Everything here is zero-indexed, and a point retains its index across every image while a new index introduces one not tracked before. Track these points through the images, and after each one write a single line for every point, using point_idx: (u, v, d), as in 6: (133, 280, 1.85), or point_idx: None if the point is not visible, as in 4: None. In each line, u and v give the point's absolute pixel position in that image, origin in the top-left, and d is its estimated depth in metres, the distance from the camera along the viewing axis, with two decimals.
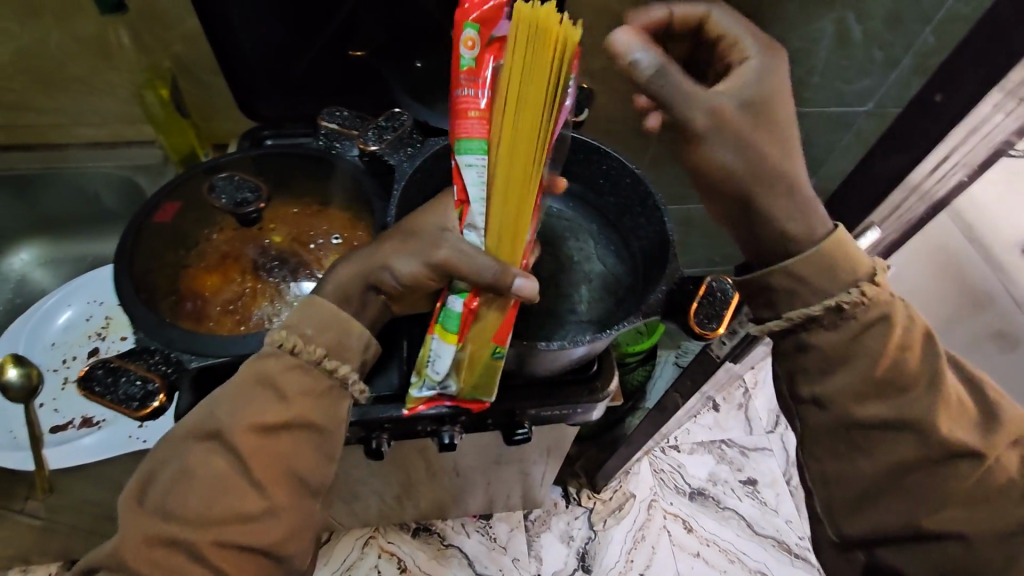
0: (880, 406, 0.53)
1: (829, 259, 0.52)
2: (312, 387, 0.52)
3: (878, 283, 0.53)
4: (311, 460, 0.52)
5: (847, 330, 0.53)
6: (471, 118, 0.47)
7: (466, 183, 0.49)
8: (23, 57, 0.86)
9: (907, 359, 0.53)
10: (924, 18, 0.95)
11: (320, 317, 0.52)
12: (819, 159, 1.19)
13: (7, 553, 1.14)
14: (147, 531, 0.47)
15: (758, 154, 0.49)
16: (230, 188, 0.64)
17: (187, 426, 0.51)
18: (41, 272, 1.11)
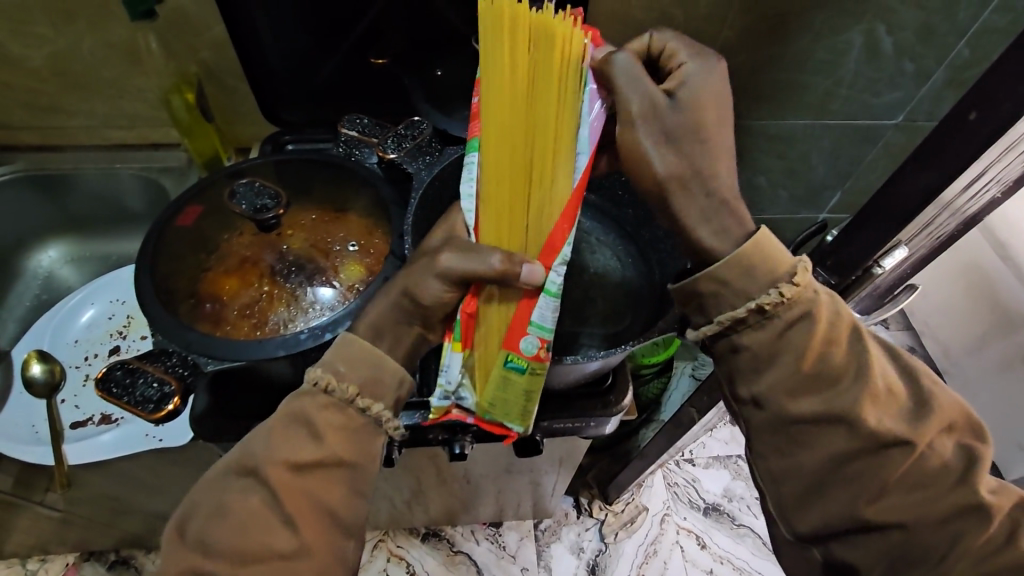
0: (810, 401, 0.50)
1: (745, 259, 0.49)
2: (345, 424, 0.51)
3: (799, 284, 0.49)
4: (341, 496, 0.51)
5: (771, 329, 0.50)
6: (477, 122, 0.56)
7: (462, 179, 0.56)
8: (56, 61, 0.89)
9: (833, 353, 0.50)
10: (958, 31, 0.93)
11: (352, 356, 0.52)
12: (845, 173, 1.16)
13: (28, 542, 1.16)
14: (185, 563, 0.48)
15: (687, 151, 0.49)
16: (250, 195, 0.64)
17: (227, 460, 0.52)
18: (67, 269, 1.14)
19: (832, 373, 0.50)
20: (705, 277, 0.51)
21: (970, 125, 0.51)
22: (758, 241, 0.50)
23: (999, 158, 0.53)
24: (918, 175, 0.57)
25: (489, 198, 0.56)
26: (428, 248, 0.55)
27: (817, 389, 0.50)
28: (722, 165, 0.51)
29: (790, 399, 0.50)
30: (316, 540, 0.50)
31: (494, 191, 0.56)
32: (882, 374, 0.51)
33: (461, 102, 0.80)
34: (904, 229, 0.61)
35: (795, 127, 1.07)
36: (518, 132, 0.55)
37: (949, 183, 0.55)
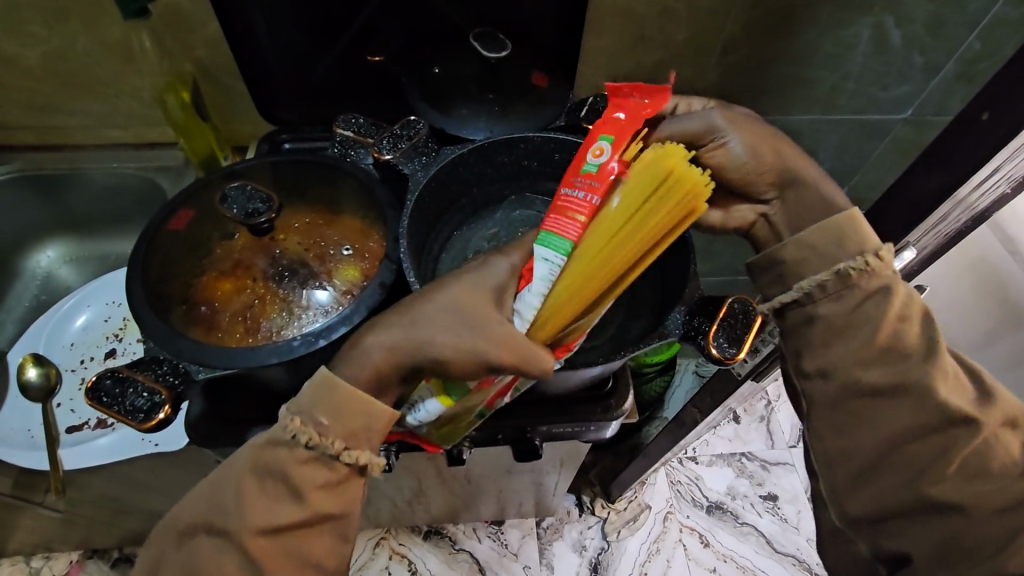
0: (880, 371, 0.52)
1: (834, 227, 0.55)
2: (326, 478, 0.51)
3: (883, 258, 0.54)
4: (325, 547, 0.51)
5: (850, 300, 0.54)
6: (571, 220, 0.49)
7: (537, 272, 0.50)
8: (51, 60, 0.87)
9: (906, 330, 0.52)
10: (969, 23, 0.90)
11: (336, 406, 0.50)
12: (851, 168, 1.14)
13: (31, 541, 1.17)
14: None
15: (765, 146, 0.59)
16: (242, 199, 0.63)
17: (196, 520, 0.51)
18: (66, 269, 1.13)
19: (905, 349, 0.52)
20: (794, 246, 0.56)
21: (982, 127, 0.51)
22: (852, 216, 0.55)
23: (1016, 151, 0.50)
24: (932, 175, 0.56)
25: (551, 304, 0.51)
26: (464, 302, 0.51)
27: (888, 359, 0.52)
28: (793, 152, 0.60)
29: (860, 368, 0.52)
30: None
31: (559, 297, 0.50)
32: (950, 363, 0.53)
33: (460, 99, 0.79)
34: (916, 229, 0.59)
35: (802, 123, 1.05)
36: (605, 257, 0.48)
37: (964, 182, 0.54)
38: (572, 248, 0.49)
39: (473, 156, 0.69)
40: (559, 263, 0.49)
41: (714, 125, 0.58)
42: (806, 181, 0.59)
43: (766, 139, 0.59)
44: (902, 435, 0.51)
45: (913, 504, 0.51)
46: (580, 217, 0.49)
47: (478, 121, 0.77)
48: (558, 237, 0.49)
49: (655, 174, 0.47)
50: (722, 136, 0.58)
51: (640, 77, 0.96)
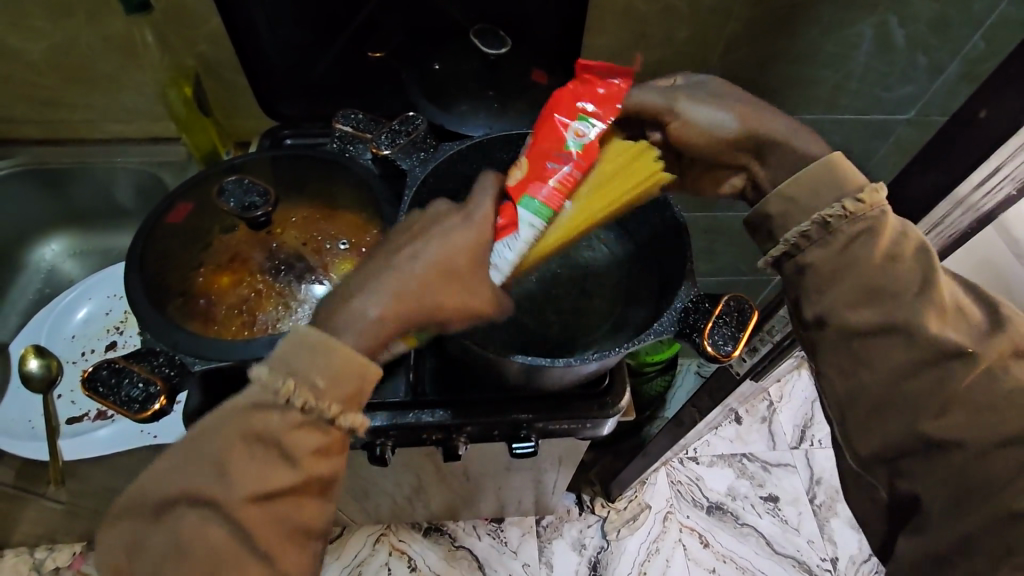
0: (870, 311, 0.51)
1: (816, 172, 0.55)
2: (321, 443, 0.48)
3: (867, 198, 0.53)
4: (317, 514, 0.49)
5: (836, 244, 0.53)
6: (553, 187, 0.58)
7: (521, 229, 0.56)
8: (55, 55, 0.88)
9: (897, 266, 0.51)
10: (973, 22, 0.90)
11: (331, 366, 0.47)
12: (854, 169, 1.14)
13: (35, 532, 1.18)
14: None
15: (748, 120, 0.58)
16: (239, 192, 0.63)
17: (173, 494, 0.46)
18: (70, 263, 1.14)
19: (895, 286, 0.50)
20: (774, 198, 0.56)
21: (980, 124, 0.50)
22: (834, 159, 0.55)
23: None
24: (930, 173, 0.56)
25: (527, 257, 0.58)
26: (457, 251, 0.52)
27: (877, 297, 0.51)
28: (775, 120, 0.58)
29: (850, 305, 0.51)
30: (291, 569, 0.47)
31: (537, 252, 0.59)
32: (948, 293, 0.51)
33: (460, 96, 0.79)
34: (919, 225, 0.60)
35: (804, 122, 1.04)
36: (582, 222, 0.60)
37: (964, 179, 0.54)
38: (554, 212, 0.58)
39: (471, 153, 0.68)
40: (542, 223, 0.57)
41: (675, 104, 0.58)
42: (781, 142, 0.57)
43: (749, 114, 0.58)
44: (909, 372, 0.49)
45: (911, 488, 0.50)
46: (561, 186, 0.58)
47: (478, 118, 0.78)
48: (540, 202, 0.57)
49: (638, 168, 0.60)
50: (692, 110, 0.58)
51: (641, 75, 0.96)
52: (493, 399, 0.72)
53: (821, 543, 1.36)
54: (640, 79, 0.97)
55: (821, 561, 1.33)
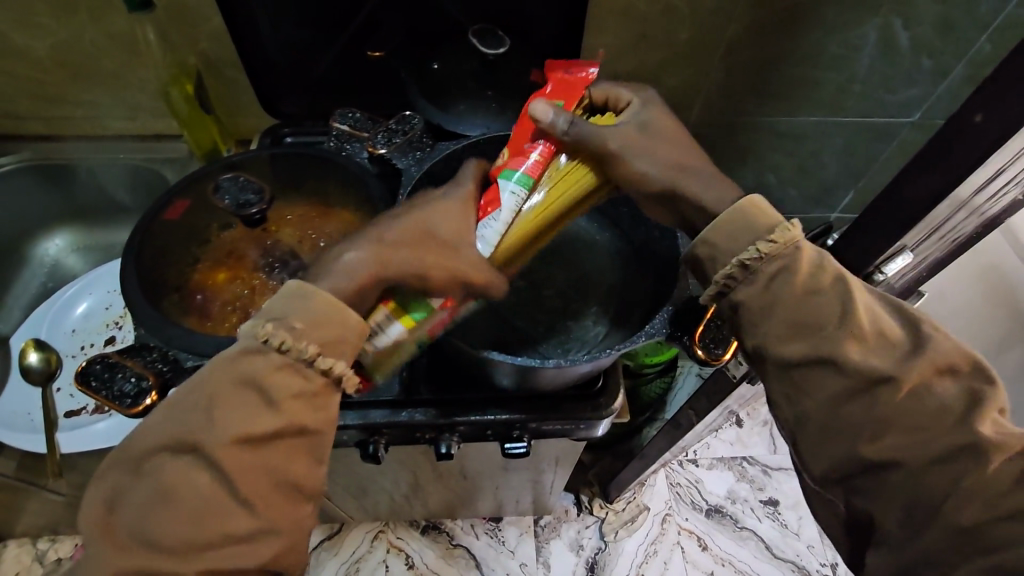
0: (798, 345, 0.52)
1: (732, 216, 0.54)
2: (302, 388, 0.49)
3: (778, 239, 0.52)
4: (302, 467, 0.50)
5: (759, 283, 0.53)
6: (532, 159, 0.58)
7: (502, 199, 0.57)
8: (59, 51, 0.89)
9: (820, 299, 0.52)
10: (979, 25, 0.89)
11: (308, 311, 0.50)
12: (857, 172, 1.13)
13: (38, 524, 1.19)
14: (125, 563, 0.44)
15: (667, 158, 0.56)
16: (234, 189, 0.64)
17: (161, 437, 0.47)
18: (73, 258, 1.15)
19: (815, 319, 0.51)
20: (698, 246, 0.55)
21: (975, 128, 0.50)
22: (750, 202, 0.54)
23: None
24: (924, 177, 0.55)
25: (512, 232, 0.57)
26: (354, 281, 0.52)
27: (802, 333, 0.52)
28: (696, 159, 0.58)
29: (780, 342, 0.53)
30: (274, 519, 0.48)
31: (521, 226, 0.58)
32: (869, 318, 0.51)
33: (459, 95, 0.79)
34: (910, 233, 0.60)
35: (806, 124, 1.04)
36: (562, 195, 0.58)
37: (960, 183, 0.53)
38: (533, 180, 0.58)
39: (468, 152, 0.68)
40: (522, 192, 0.57)
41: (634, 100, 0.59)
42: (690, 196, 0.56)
43: (666, 154, 0.57)
44: (844, 398, 0.50)
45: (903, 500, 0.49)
46: (540, 157, 0.58)
47: (476, 117, 0.78)
48: (523, 173, 0.57)
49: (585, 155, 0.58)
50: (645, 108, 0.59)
51: (641, 75, 0.96)
52: (487, 399, 0.72)
53: (821, 548, 1.36)
54: (641, 79, 0.96)
55: (821, 566, 1.32)
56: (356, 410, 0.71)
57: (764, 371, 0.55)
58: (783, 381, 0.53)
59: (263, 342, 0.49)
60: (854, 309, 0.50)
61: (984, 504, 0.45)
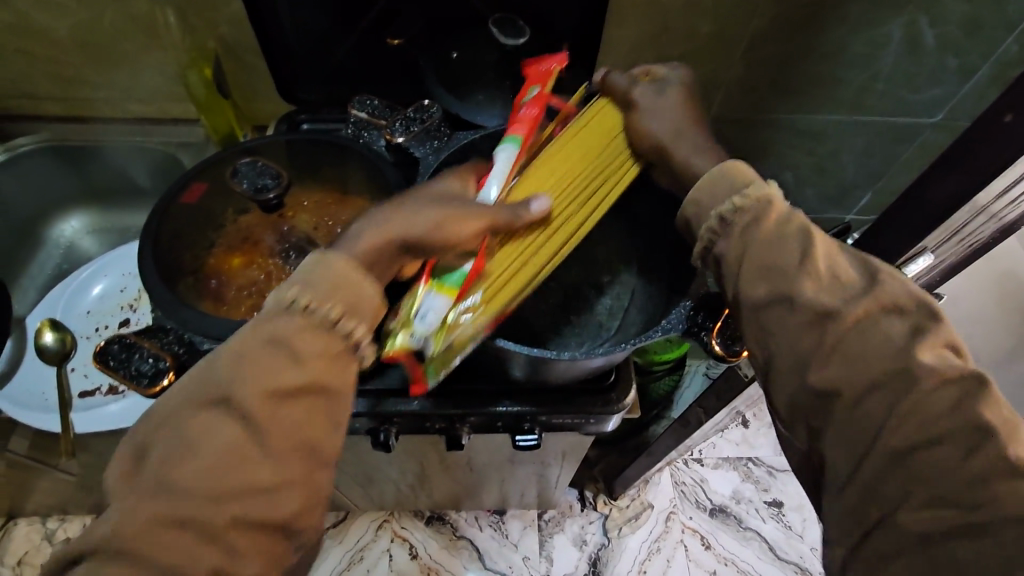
0: (762, 288, 0.52)
1: (716, 175, 0.56)
2: (327, 349, 0.50)
3: (753, 195, 0.54)
4: (324, 426, 0.50)
5: (735, 234, 0.54)
6: (521, 123, 0.65)
7: (499, 158, 0.63)
8: (79, 32, 0.89)
9: (784, 245, 0.51)
10: (1007, 25, 0.86)
11: (333, 274, 0.51)
12: (875, 173, 1.11)
13: (49, 503, 1.20)
14: (149, 512, 0.43)
15: (677, 121, 0.61)
16: (252, 174, 0.63)
17: (188, 392, 0.48)
18: (88, 241, 1.16)
19: (782, 263, 0.51)
20: (684, 208, 0.57)
21: (1005, 128, 0.49)
22: (734, 165, 0.56)
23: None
24: (949, 178, 0.55)
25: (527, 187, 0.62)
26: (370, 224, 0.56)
27: (769, 276, 0.51)
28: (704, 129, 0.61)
29: (748, 284, 0.52)
30: (298, 476, 0.48)
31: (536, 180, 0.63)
32: (827, 261, 0.51)
33: (477, 86, 0.79)
34: (932, 234, 0.59)
35: (825, 123, 1.02)
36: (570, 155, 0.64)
37: (984, 186, 0.53)
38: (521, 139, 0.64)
39: (487, 143, 0.68)
40: (512, 150, 0.63)
41: (663, 75, 0.64)
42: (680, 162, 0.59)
43: (675, 116, 0.61)
44: (801, 330, 0.49)
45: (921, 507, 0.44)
46: (530, 121, 0.65)
47: (494, 108, 0.77)
48: (517, 135, 0.65)
49: (593, 120, 0.66)
50: (662, 83, 0.64)
51: None
52: (498, 390, 0.72)
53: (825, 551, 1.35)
54: None
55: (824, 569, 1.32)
56: (367, 400, 0.70)
57: (738, 317, 0.55)
58: (750, 322, 0.53)
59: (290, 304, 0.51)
60: (815, 253, 0.50)
61: (913, 428, 0.45)
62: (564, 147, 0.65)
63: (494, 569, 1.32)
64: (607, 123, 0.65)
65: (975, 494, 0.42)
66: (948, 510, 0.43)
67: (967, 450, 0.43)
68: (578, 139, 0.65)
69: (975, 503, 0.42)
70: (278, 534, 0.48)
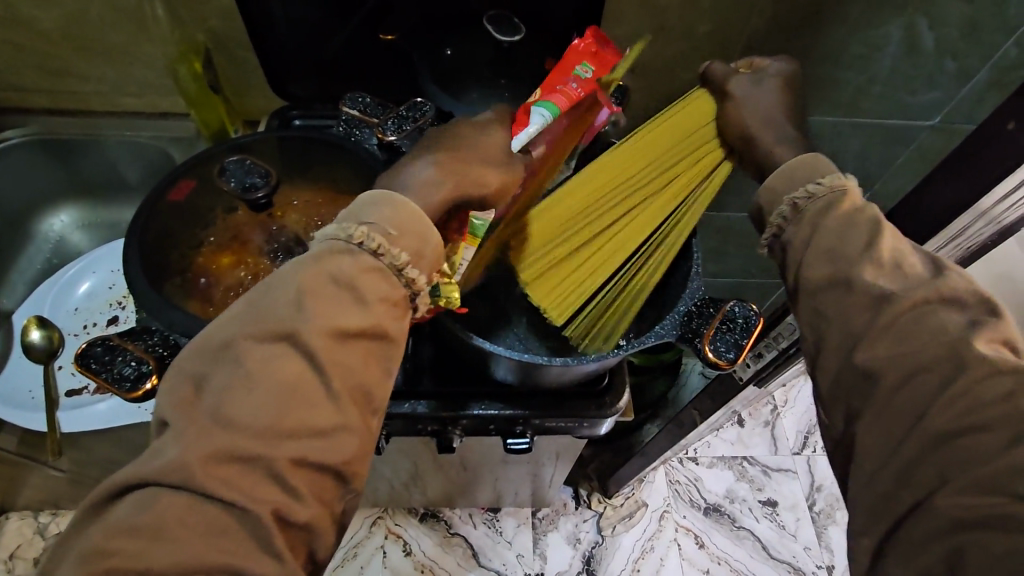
0: (825, 267, 0.52)
1: (800, 164, 0.57)
2: (387, 294, 0.50)
3: (828, 184, 0.55)
4: (378, 372, 0.49)
5: (807, 218, 0.55)
6: (557, 93, 0.63)
7: (531, 122, 0.61)
8: (66, 24, 0.88)
9: (857, 232, 0.52)
10: (1008, 28, 0.82)
11: (395, 218, 0.51)
12: (873, 174, 1.10)
13: (40, 498, 1.20)
14: (213, 446, 0.42)
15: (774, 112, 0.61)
16: (240, 172, 0.62)
17: (246, 327, 0.46)
18: (78, 236, 1.15)
19: (847, 249, 0.51)
20: (759, 194, 0.59)
21: (1008, 135, 0.48)
22: (814, 159, 0.57)
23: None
24: (950, 183, 0.54)
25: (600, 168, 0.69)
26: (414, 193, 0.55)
27: (832, 259, 0.52)
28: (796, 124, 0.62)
29: (809, 266, 0.53)
30: (357, 420, 0.47)
31: (609, 162, 0.69)
32: (893, 251, 0.50)
33: (473, 83, 0.77)
34: (935, 237, 0.58)
35: (824, 124, 1.01)
36: (649, 146, 0.69)
37: (995, 186, 0.51)
38: (557, 110, 0.62)
39: None
40: (547, 118, 0.61)
41: (766, 66, 0.64)
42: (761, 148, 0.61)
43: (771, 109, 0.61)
44: (854, 310, 0.49)
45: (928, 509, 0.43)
46: (570, 94, 0.63)
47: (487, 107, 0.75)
48: (550, 103, 0.62)
49: (693, 111, 0.68)
50: (764, 74, 0.63)
51: (657, 69, 0.95)
52: (489, 391, 0.72)
53: (818, 551, 1.35)
54: (656, 72, 0.94)
55: (817, 568, 1.32)
56: None
57: (795, 303, 0.55)
58: (806, 306, 0.53)
59: (356, 244, 0.50)
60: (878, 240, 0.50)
61: (960, 411, 0.42)
62: (647, 136, 0.69)
63: (488, 566, 1.32)
64: (701, 112, 0.68)
65: (1016, 484, 0.38)
66: (984, 498, 0.39)
67: (1010, 439, 0.40)
68: (667, 128, 0.68)
69: (1017, 493, 0.38)
70: (333, 481, 0.47)
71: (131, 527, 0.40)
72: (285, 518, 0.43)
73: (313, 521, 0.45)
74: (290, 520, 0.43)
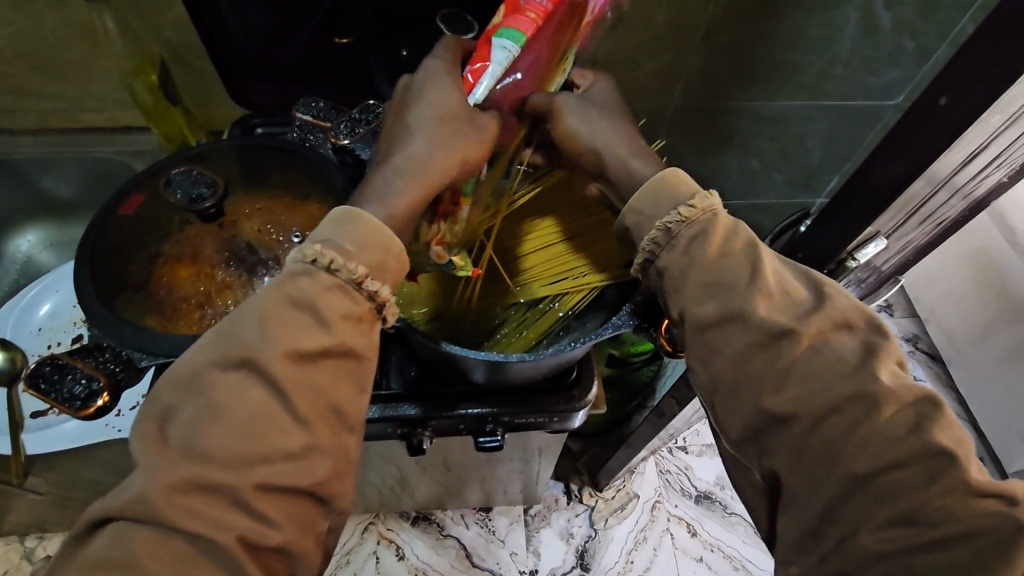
0: (711, 304, 0.51)
1: (656, 186, 0.55)
2: (352, 311, 0.48)
3: (695, 207, 0.53)
4: (349, 390, 0.48)
5: (678, 248, 0.53)
6: (524, 11, 0.54)
7: (493, 56, 0.55)
8: (17, 43, 0.86)
9: (731, 262, 0.51)
10: (961, 6, 0.86)
11: (356, 234, 0.50)
12: (841, 156, 1.11)
13: (23, 522, 1.18)
14: (179, 477, 0.42)
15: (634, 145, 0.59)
16: (187, 182, 0.62)
17: (210, 356, 0.46)
18: (46, 255, 1.14)
19: (729, 277, 0.50)
20: (625, 216, 0.56)
21: (939, 112, 0.49)
22: (671, 174, 0.55)
23: (1018, 140, 0.51)
24: (892, 164, 0.54)
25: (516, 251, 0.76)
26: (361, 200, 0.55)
27: (716, 293, 0.51)
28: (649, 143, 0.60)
29: (696, 302, 0.51)
30: (326, 439, 0.46)
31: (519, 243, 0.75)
32: (776, 278, 0.51)
33: None
34: (884, 215, 0.59)
35: (788, 108, 1.02)
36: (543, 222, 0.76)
37: (938, 163, 0.53)
38: (523, 39, 0.54)
39: None
40: (511, 50, 0.54)
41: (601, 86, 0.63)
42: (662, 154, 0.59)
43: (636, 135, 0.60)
44: (747, 351, 0.49)
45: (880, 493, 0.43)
46: (540, 16, 0.54)
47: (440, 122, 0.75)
48: (517, 30, 0.54)
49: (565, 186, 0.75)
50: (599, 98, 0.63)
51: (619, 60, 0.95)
52: (454, 392, 0.72)
53: None
54: (618, 64, 0.94)
55: None
56: None
57: (681, 333, 0.54)
58: (696, 341, 0.52)
59: (313, 264, 0.49)
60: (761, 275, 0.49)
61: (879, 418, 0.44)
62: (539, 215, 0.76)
63: (482, 566, 1.31)
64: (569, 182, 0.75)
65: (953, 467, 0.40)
66: None
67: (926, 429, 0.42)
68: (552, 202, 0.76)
69: None
70: (312, 501, 0.46)
71: (107, 560, 0.40)
72: (260, 543, 0.43)
73: (290, 544, 0.44)
74: (264, 545, 0.43)
